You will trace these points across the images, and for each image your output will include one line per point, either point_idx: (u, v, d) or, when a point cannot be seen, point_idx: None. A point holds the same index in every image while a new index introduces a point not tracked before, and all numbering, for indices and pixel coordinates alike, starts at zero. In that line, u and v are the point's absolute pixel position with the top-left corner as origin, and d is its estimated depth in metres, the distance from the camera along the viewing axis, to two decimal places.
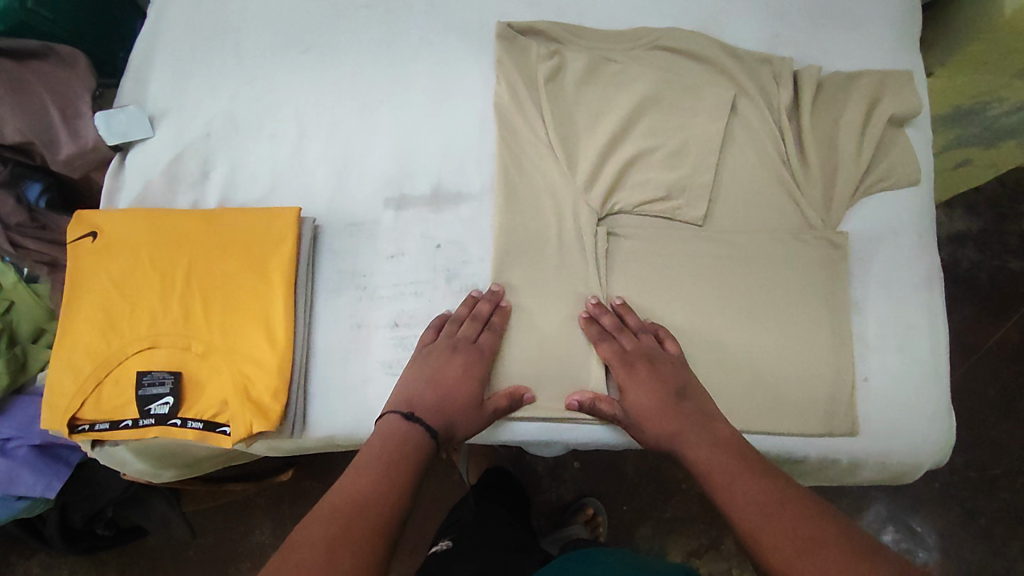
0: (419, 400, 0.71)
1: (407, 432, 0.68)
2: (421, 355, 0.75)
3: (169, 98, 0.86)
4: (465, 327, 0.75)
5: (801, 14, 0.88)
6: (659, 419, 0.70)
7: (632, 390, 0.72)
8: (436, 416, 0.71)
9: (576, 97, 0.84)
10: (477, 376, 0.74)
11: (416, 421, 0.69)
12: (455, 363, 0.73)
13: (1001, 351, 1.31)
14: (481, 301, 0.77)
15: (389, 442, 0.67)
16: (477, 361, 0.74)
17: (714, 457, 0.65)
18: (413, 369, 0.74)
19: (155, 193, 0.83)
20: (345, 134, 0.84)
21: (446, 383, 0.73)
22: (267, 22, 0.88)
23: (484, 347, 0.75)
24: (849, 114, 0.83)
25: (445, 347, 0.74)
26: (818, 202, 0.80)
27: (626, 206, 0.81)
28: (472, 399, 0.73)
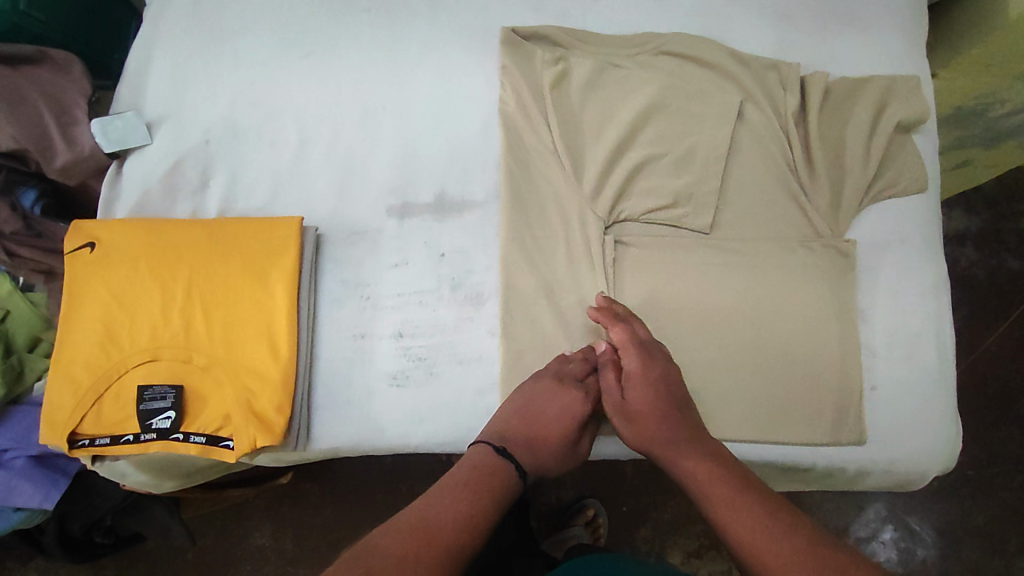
0: (514, 436, 0.69)
1: (497, 466, 0.65)
2: (524, 390, 0.72)
3: (168, 104, 0.84)
4: (580, 367, 0.73)
5: (806, 19, 0.87)
6: (657, 421, 0.68)
7: (636, 383, 0.70)
8: (529, 456, 0.68)
9: (581, 104, 0.84)
10: (578, 422, 0.71)
11: (508, 457, 0.66)
12: (563, 405, 0.71)
13: (1000, 349, 1.32)
14: (608, 339, 0.75)
15: (480, 470, 0.64)
16: (583, 406, 0.71)
17: (708, 472, 0.63)
18: (511, 400, 0.72)
19: (154, 201, 0.81)
20: (348, 140, 0.83)
21: (546, 423, 0.70)
22: (266, 25, 0.86)
23: (593, 393, 0.73)
24: (856, 120, 0.82)
25: (552, 386, 0.71)
26: (826, 210, 0.80)
27: (633, 214, 0.81)
28: (565, 441, 0.71)
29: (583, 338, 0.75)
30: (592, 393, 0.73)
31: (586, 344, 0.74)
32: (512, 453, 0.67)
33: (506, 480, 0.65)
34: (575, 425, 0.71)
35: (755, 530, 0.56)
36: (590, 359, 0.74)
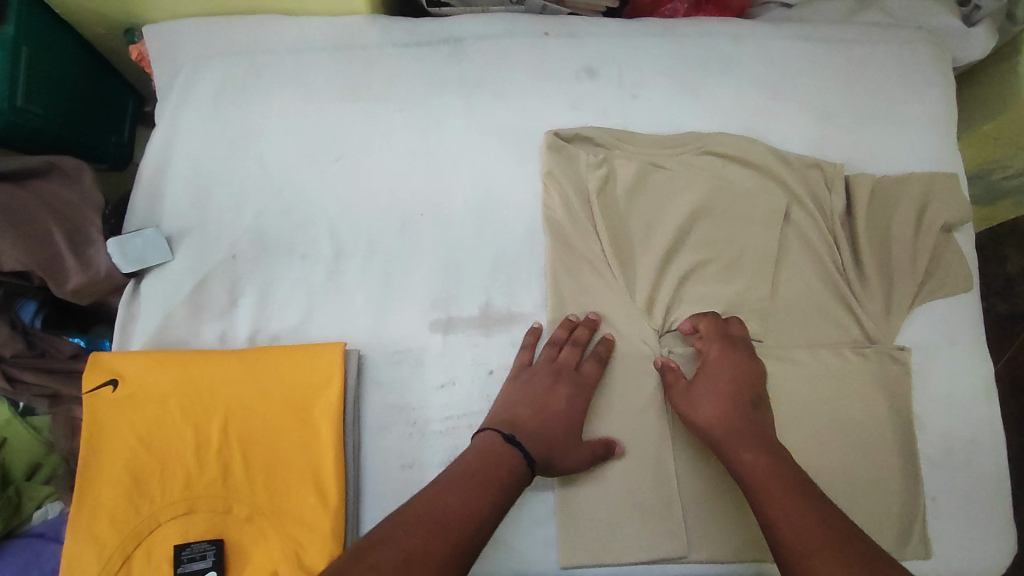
0: (519, 420, 0.69)
1: (502, 451, 0.65)
2: (524, 379, 0.73)
3: (189, 217, 0.78)
4: (567, 352, 0.74)
5: (844, 114, 0.86)
6: (727, 411, 0.69)
7: (710, 372, 0.72)
8: (535, 440, 0.67)
9: (627, 209, 0.82)
10: (580, 407, 0.72)
11: (515, 444, 0.66)
12: (561, 390, 0.72)
13: (998, 395, 1.28)
14: (578, 328, 0.75)
15: (485, 458, 0.64)
16: (581, 390, 0.73)
17: (767, 468, 0.64)
18: (511, 389, 0.72)
19: (176, 323, 0.75)
20: (385, 250, 0.79)
21: (550, 412, 0.70)
22: (292, 129, 0.82)
23: (587, 378, 0.73)
24: (900, 220, 0.82)
25: (547, 372, 0.72)
26: (876, 314, 0.79)
27: (684, 324, 0.78)
28: (573, 432, 0.70)
29: (560, 326, 0.76)
30: (587, 377, 0.73)
31: (563, 335, 0.75)
32: (519, 439, 0.66)
33: (515, 465, 0.64)
34: (576, 415, 0.71)
35: (801, 538, 0.57)
36: (579, 344, 0.74)
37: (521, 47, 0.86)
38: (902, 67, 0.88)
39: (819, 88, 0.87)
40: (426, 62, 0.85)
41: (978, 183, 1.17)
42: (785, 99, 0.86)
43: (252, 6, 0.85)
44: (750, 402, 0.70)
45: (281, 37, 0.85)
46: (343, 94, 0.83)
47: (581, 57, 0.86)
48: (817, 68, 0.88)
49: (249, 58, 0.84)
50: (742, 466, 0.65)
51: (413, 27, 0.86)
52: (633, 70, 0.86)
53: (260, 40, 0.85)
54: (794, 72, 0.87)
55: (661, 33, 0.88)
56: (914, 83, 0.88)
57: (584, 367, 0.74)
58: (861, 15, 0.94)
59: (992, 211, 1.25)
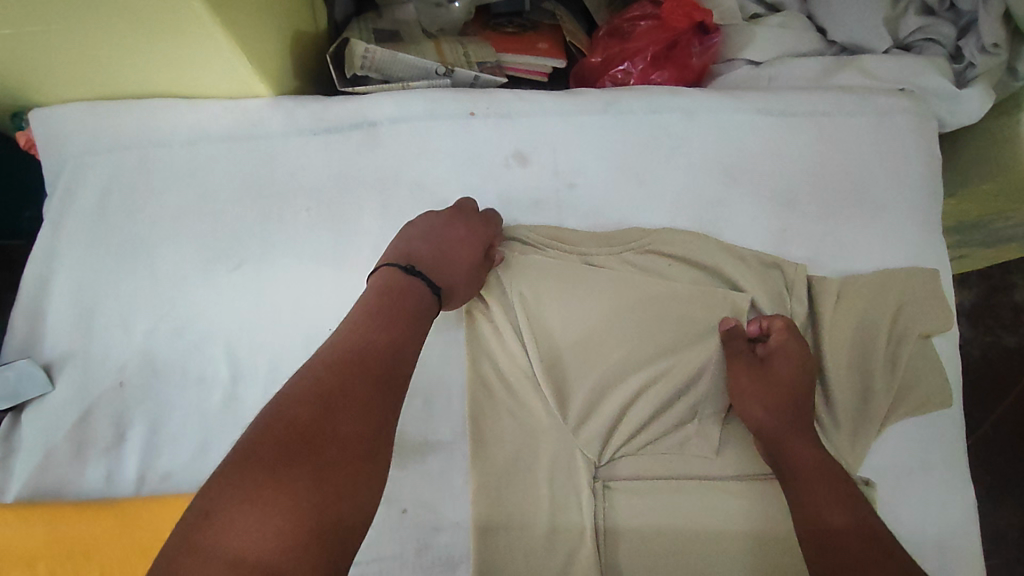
0: (416, 253, 0.68)
1: (406, 283, 0.64)
2: (421, 220, 0.71)
3: (74, 340, 0.71)
4: (467, 198, 0.73)
5: (811, 200, 0.76)
6: (784, 405, 0.67)
7: (782, 357, 0.69)
8: (435, 270, 0.67)
9: (563, 319, 0.72)
10: (481, 236, 0.70)
11: (416, 275, 0.65)
12: (461, 220, 0.71)
13: (999, 432, 1.19)
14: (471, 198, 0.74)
15: (389, 294, 0.62)
16: (482, 224, 0.71)
17: (823, 461, 0.64)
18: (408, 229, 0.71)
19: (57, 463, 0.68)
20: (288, 368, 0.71)
21: (448, 234, 0.69)
22: (189, 234, 0.74)
23: (487, 214, 0.73)
24: (872, 327, 0.72)
25: (445, 210, 0.72)
26: (840, 440, 0.69)
27: (619, 454, 0.69)
28: (475, 252, 0.69)
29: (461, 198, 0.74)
30: (487, 215, 0.73)
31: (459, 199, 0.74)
32: (422, 271, 0.66)
33: (414, 295, 0.63)
34: (479, 236, 0.70)
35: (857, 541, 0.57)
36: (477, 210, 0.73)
37: (442, 130, 0.77)
38: (879, 141, 0.77)
39: (781, 169, 0.76)
40: (336, 150, 0.76)
41: (979, 231, 1.05)
42: (742, 183, 0.76)
43: (142, 91, 0.76)
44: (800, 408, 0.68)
45: (174, 126, 0.76)
46: (243, 193, 0.75)
47: (510, 139, 0.77)
48: (778, 146, 0.77)
49: (139, 154, 0.76)
50: (801, 457, 0.64)
51: (322, 108, 0.77)
52: (569, 155, 0.77)
53: (150, 131, 0.76)
54: (751, 152, 0.77)
55: (603, 109, 0.78)
56: (891, 163, 0.77)
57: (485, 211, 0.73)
58: (837, 76, 0.83)
59: (997, 252, 1.12)
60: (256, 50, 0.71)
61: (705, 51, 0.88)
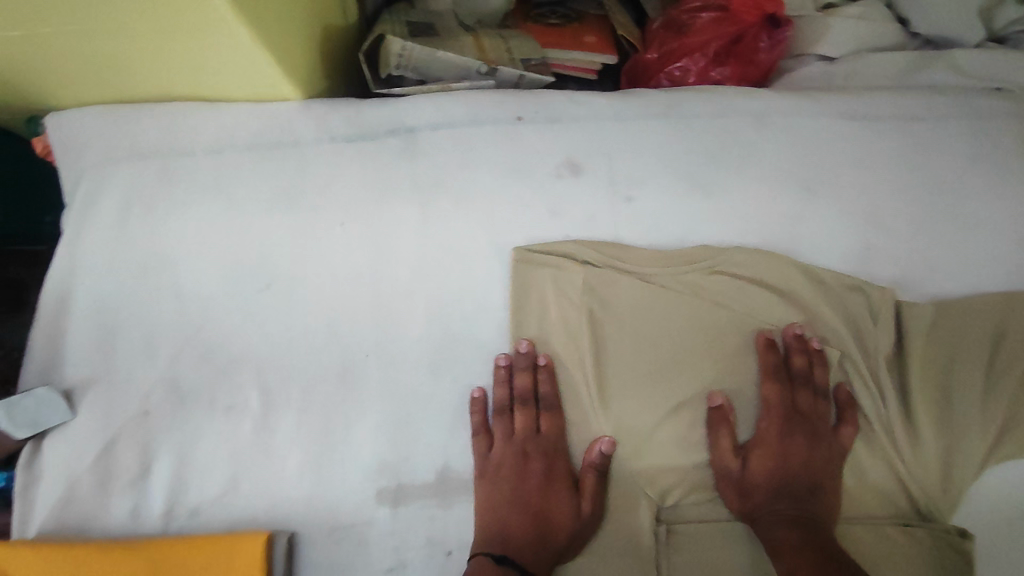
0: (511, 527, 0.61)
1: (501, 574, 0.57)
2: (488, 471, 0.63)
3: (97, 364, 0.67)
4: (520, 419, 0.65)
5: (898, 215, 0.68)
6: (771, 483, 0.62)
7: (765, 438, 0.63)
8: (531, 548, 0.60)
9: (628, 360, 0.65)
10: (563, 482, 0.63)
11: (510, 563, 0.58)
12: (534, 470, 0.64)
13: None
14: (517, 372, 0.66)
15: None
16: (553, 459, 0.64)
17: (804, 540, 0.57)
18: (486, 492, 0.63)
19: (81, 497, 0.63)
20: (324, 398, 0.66)
21: (532, 502, 0.63)
22: (215, 251, 0.69)
23: (554, 440, 0.65)
24: (968, 358, 0.64)
25: (512, 458, 0.64)
26: (931, 485, 0.61)
27: (687, 497, 0.63)
28: (568, 503, 0.62)
29: (498, 386, 0.66)
30: (551, 441, 0.65)
31: (506, 398, 0.66)
32: (512, 555, 0.59)
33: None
34: (563, 485, 0.63)
35: None
36: (529, 364, 0.66)
37: (486, 138, 0.70)
38: (978, 149, 0.69)
39: (863, 179, 0.68)
40: (371, 158, 0.70)
41: None
42: (820, 195, 0.68)
43: (162, 94, 0.71)
44: (807, 487, 0.61)
45: (199, 133, 0.71)
46: (272, 207, 0.70)
47: (561, 146, 0.70)
48: (860, 153, 0.69)
49: (161, 163, 0.71)
50: (780, 535, 0.58)
51: (357, 113, 0.71)
52: (626, 162, 0.70)
53: (173, 138, 0.71)
54: (830, 159, 0.69)
55: (664, 114, 0.71)
56: (990, 175, 0.68)
57: (541, 391, 0.66)
58: (922, 74, 0.75)
59: None
60: (283, 50, 0.65)
61: (775, 46, 0.79)
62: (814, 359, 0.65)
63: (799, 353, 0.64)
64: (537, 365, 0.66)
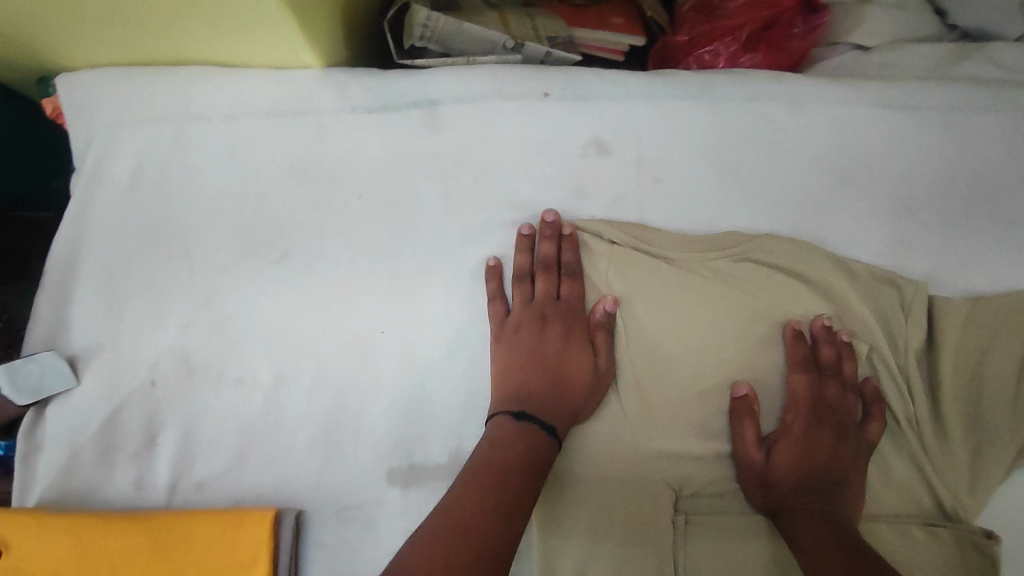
0: (530, 385, 0.61)
1: (523, 430, 0.57)
2: (507, 337, 0.63)
3: (104, 331, 0.65)
4: (542, 286, 0.65)
5: (931, 208, 0.66)
6: (795, 477, 0.59)
7: (789, 430, 0.61)
8: (553, 407, 0.60)
9: (651, 344, 0.63)
10: (581, 338, 0.63)
11: (532, 420, 0.58)
12: (552, 332, 0.64)
13: None
14: (542, 241, 0.66)
15: (498, 447, 0.56)
16: (573, 321, 0.64)
17: (829, 532, 0.55)
18: (504, 356, 0.62)
19: (83, 466, 0.61)
20: (336, 375, 0.64)
21: (551, 361, 0.62)
22: (228, 218, 0.67)
23: (571, 304, 0.65)
24: (1000, 354, 0.61)
25: (531, 319, 0.64)
26: (957, 485, 0.60)
27: (705, 487, 0.62)
28: (588, 364, 0.62)
29: (520, 253, 0.66)
30: (572, 304, 0.65)
31: (527, 263, 0.66)
32: (534, 411, 0.59)
33: (535, 442, 0.57)
34: (582, 341, 0.63)
35: None
36: (555, 234, 0.65)
37: (512, 113, 0.69)
38: (1016, 144, 0.67)
39: (896, 171, 0.67)
40: (393, 131, 0.69)
41: None
42: (852, 186, 0.67)
43: (178, 56, 0.68)
44: (833, 482, 0.59)
45: (216, 99, 0.69)
46: (291, 177, 0.68)
47: (589, 125, 0.68)
48: (895, 144, 0.67)
49: (177, 127, 0.69)
50: (802, 529, 0.56)
51: (379, 84, 0.69)
52: (654, 145, 0.68)
53: (190, 104, 0.69)
54: (864, 149, 0.67)
55: (697, 93, 0.69)
56: None
57: (564, 259, 0.65)
58: (961, 66, 0.73)
59: None
60: (307, 13, 0.63)
61: (810, 32, 0.77)
62: (845, 351, 0.63)
63: (827, 344, 0.62)
64: (560, 234, 0.66)
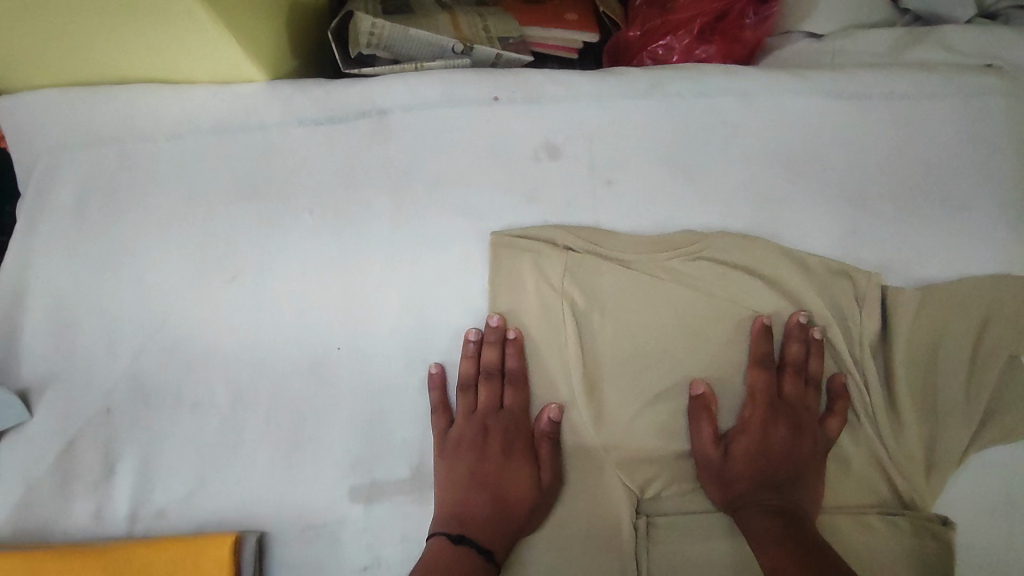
0: (468, 508, 0.59)
1: (453, 556, 0.56)
2: (448, 449, 0.62)
3: (56, 361, 0.64)
4: (485, 395, 0.64)
5: (884, 198, 0.66)
6: (753, 473, 0.60)
7: (749, 428, 0.61)
8: (489, 529, 0.58)
9: (608, 349, 0.63)
10: (523, 450, 0.62)
11: (467, 545, 0.56)
12: (494, 445, 0.62)
13: None
14: (486, 346, 0.64)
15: (427, 569, 0.54)
16: (515, 432, 0.62)
17: (785, 527, 0.55)
18: (445, 469, 0.61)
19: (40, 499, 0.61)
20: (294, 395, 0.64)
21: (490, 476, 0.61)
22: (176, 240, 0.66)
23: (514, 415, 0.63)
24: (954, 342, 0.62)
25: (472, 452, 0.62)
26: (914, 474, 0.60)
27: (666, 488, 0.62)
28: (527, 476, 0.60)
29: (464, 360, 0.64)
30: (514, 414, 0.63)
31: (472, 370, 0.63)
32: (471, 535, 0.57)
33: (467, 569, 0.55)
34: (523, 455, 0.62)
35: None
36: (499, 339, 0.63)
37: (461, 120, 0.68)
38: (966, 130, 0.67)
39: (848, 162, 0.66)
40: (340, 143, 0.67)
41: None
42: (805, 179, 0.66)
43: (118, 76, 0.67)
44: (789, 478, 0.59)
45: (157, 118, 0.67)
46: (237, 194, 0.67)
47: (539, 129, 0.68)
48: (846, 135, 0.67)
49: (119, 149, 0.68)
50: (758, 525, 0.56)
51: (324, 95, 0.68)
52: (605, 146, 0.67)
53: (131, 125, 0.67)
54: (816, 141, 0.67)
55: (647, 91, 0.68)
56: (978, 156, 0.66)
57: (507, 365, 0.64)
58: (913, 51, 0.72)
59: None
60: (243, 26, 0.61)
61: (760, 23, 0.78)
62: (810, 346, 0.63)
63: (796, 341, 0.63)
64: (505, 340, 0.64)
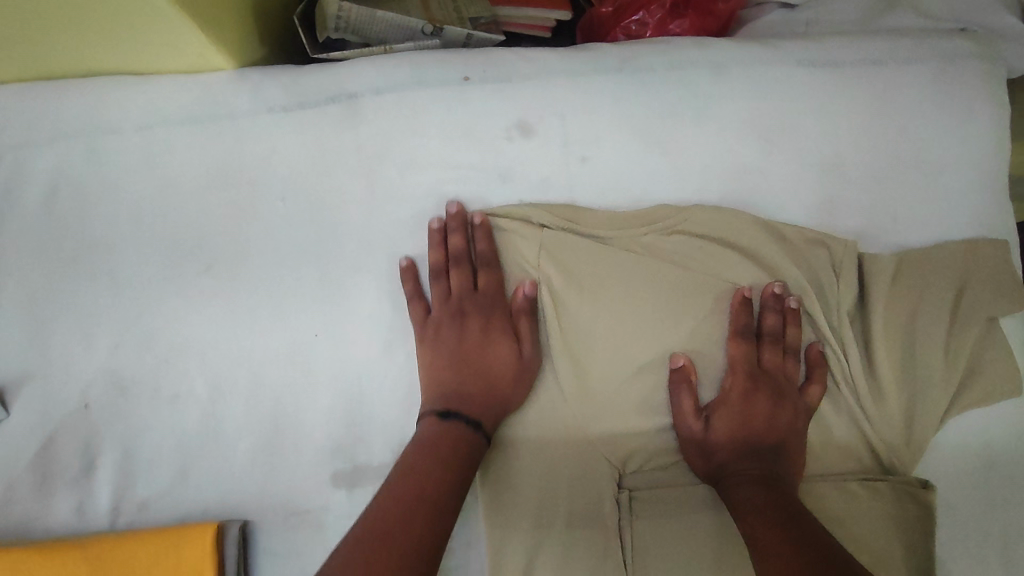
0: (457, 387, 0.60)
1: (447, 432, 0.57)
2: (428, 337, 0.63)
3: (32, 359, 0.64)
4: (456, 279, 0.65)
5: (859, 167, 0.66)
6: (734, 444, 0.60)
7: (729, 400, 0.61)
8: (478, 405, 0.60)
9: (586, 325, 0.63)
10: (501, 326, 0.63)
11: (457, 418, 0.58)
12: (472, 325, 0.64)
13: None
14: (451, 234, 0.65)
15: (426, 451, 0.56)
16: (489, 308, 0.64)
17: (767, 496, 0.55)
18: (428, 357, 0.62)
19: (20, 497, 0.61)
20: (273, 383, 0.63)
21: (473, 355, 0.62)
22: (148, 233, 0.66)
23: (488, 294, 0.64)
24: (932, 308, 0.62)
25: (449, 317, 0.64)
26: (894, 439, 0.60)
27: (648, 462, 0.62)
28: (509, 350, 0.62)
29: (431, 250, 0.65)
30: (489, 292, 0.64)
31: (442, 260, 0.65)
32: (458, 410, 0.59)
33: (461, 442, 0.57)
34: (502, 330, 0.63)
35: (783, 552, 0.50)
36: (463, 225, 0.64)
37: (432, 102, 0.67)
38: (942, 94, 0.66)
39: (823, 131, 0.66)
40: (310, 128, 0.66)
41: None
42: (780, 150, 0.66)
43: (85, 67, 0.66)
44: (772, 448, 0.59)
45: (123, 109, 0.66)
46: (208, 184, 0.66)
47: (512, 107, 0.67)
48: (821, 104, 0.66)
49: (86, 143, 0.66)
50: (740, 495, 0.56)
51: (293, 81, 0.67)
52: (579, 122, 0.66)
53: (96, 117, 0.66)
54: (790, 111, 0.66)
55: (619, 66, 0.67)
56: (954, 120, 0.66)
57: (477, 249, 0.65)
58: (885, 18, 0.72)
59: None
60: (207, 13, 0.60)
61: None
62: (787, 315, 0.63)
63: (773, 312, 0.63)
64: (470, 225, 0.65)
